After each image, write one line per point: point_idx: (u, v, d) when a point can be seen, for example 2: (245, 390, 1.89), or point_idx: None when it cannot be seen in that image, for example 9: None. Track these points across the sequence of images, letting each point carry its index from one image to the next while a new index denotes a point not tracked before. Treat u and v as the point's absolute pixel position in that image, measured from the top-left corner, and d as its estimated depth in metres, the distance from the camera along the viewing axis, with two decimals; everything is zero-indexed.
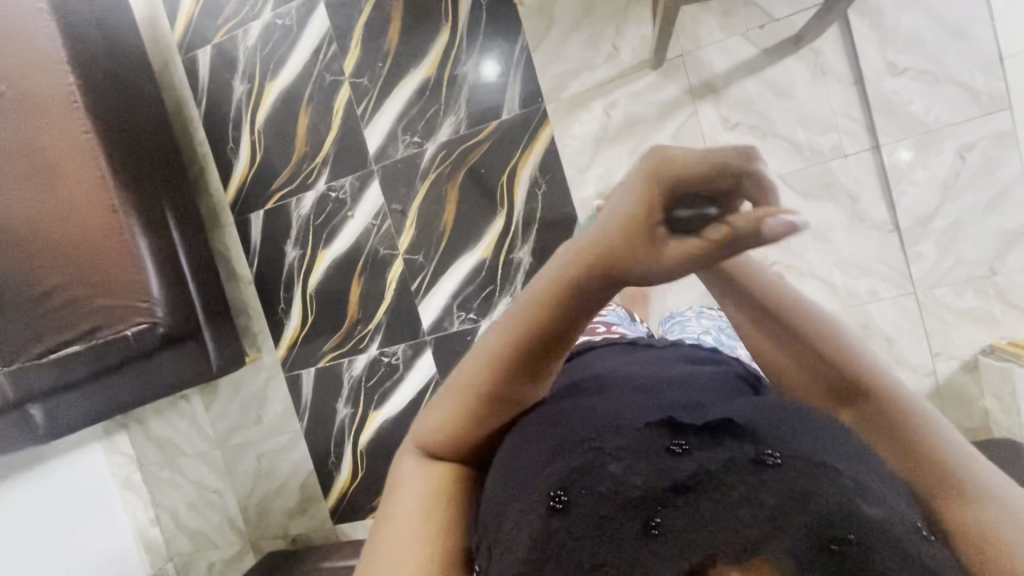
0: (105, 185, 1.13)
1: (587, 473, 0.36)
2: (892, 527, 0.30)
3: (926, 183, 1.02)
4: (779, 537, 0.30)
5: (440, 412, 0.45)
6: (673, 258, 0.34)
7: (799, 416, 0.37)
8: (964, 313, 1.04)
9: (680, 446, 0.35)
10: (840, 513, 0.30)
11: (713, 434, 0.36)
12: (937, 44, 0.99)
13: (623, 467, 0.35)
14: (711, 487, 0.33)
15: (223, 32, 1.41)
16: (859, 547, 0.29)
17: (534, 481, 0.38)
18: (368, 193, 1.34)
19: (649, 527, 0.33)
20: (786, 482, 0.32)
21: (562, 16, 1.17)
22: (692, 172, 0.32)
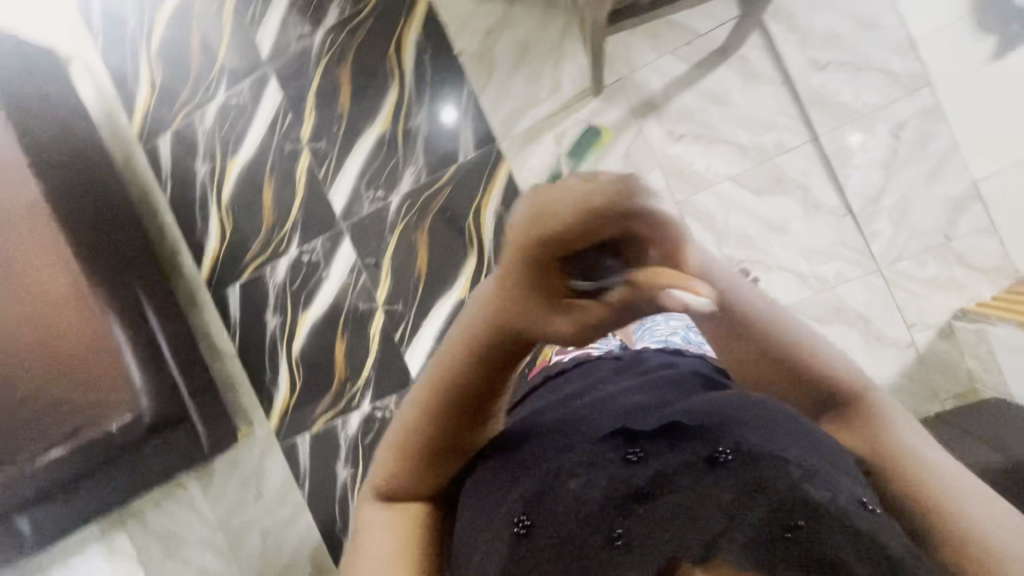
0: (81, 285, 1.16)
1: (550, 491, 0.39)
2: (840, 508, 0.35)
3: (868, 164, 1.07)
4: (733, 531, 0.35)
5: (385, 462, 0.45)
6: (571, 319, 0.31)
7: (742, 409, 0.41)
8: (931, 281, 1.06)
9: (635, 454, 0.39)
10: (790, 503, 0.35)
11: (663, 439, 0.40)
12: (851, 36, 1.06)
13: (584, 481, 0.39)
14: (675, 488, 0.37)
15: (181, 118, 1.45)
16: (807, 529, 0.35)
17: (499, 503, 0.41)
18: (340, 251, 1.36)
19: (615, 538, 0.37)
20: (740, 476, 0.37)
21: (502, 59, 1.23)
22: (576, 226, 0.27)
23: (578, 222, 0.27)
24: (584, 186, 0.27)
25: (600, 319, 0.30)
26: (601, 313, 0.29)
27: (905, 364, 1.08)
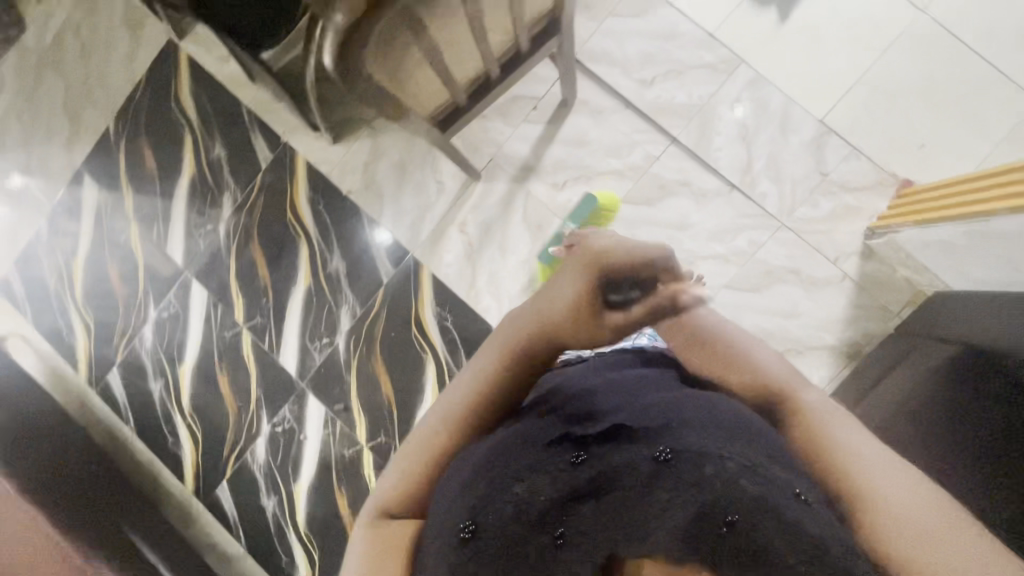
0: (47, 533, 1.03)
1: (491, 497, 0.48)
2: (758, 500, 0.45)
3: (728, 142, 1.17)
4: (666, 518, 0.45)
5: (398, 479, 0.59)
6: (615, 324, 0.54)
7: (667, 408, 0.53)
8: (831, 215, 1.13)
9: (575, 457, 0.50)
10: (722, 498, 0.45)
11: (599, 442, 0.51)
12: (662, 49, 1.19)
13: (528, 483, 0.48)
14: (611, 493, 0.48)
15: (123, 348, 1.49)
16: (736, 521, 0.44)
17: (455, 507, 0.49)
18: (309, 409, 1.37)
19: (556, 538, 0.46)
20: (666, 481, 0.47)
21: (386, 183, 1.33)
22: (632, 262, 0.55)
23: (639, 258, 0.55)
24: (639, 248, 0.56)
25: (635, 319, 0.55)
26: (639, 315, 0.55)
27: (848, 296, 1.12)
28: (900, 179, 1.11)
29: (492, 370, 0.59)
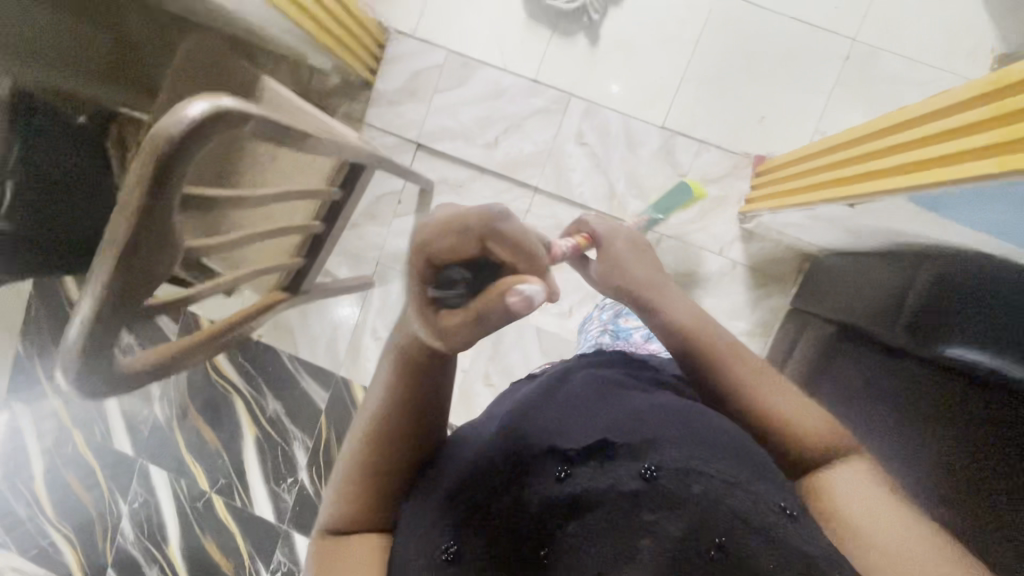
0: None
1: (471, 521, 0.44)
2: (744, 515, 0.42)
3: (586, 174, 1.18)
4: (655, 527, 0.43)
5: (343, 494, 0.48)
6: (441, 328, 0.33)
7: (659, 414, 0.48)
8: (703, 211, 1.15)
9: (562, 473, 0.44)
10: (718, 515, 0.42)
11: (591, 452, 0.45)
12: (494, 108, 1.20)
13: (514, 499, 0.44)
14: (597, 508, 0.43)
15: (109, 549, 1.49)
16: (726, 541, 0.42)
17: (431, 528, 0.44)
18: (300, 548, 1.38)
19: (541, 556, 0.44)
20: (656, 499, 0.43)
21: (292, 315, 1.36)
22: (457, 226, 0.31)
23: (478, 229, 0.31)
24: (493, 209, 0.32)
25: (456, 328, 0.32)
26: (457, 323, 0.32)
27: (744, 281, 1.15)
28: (753, 157, 1.14)
29: (416, 407, 0.46)
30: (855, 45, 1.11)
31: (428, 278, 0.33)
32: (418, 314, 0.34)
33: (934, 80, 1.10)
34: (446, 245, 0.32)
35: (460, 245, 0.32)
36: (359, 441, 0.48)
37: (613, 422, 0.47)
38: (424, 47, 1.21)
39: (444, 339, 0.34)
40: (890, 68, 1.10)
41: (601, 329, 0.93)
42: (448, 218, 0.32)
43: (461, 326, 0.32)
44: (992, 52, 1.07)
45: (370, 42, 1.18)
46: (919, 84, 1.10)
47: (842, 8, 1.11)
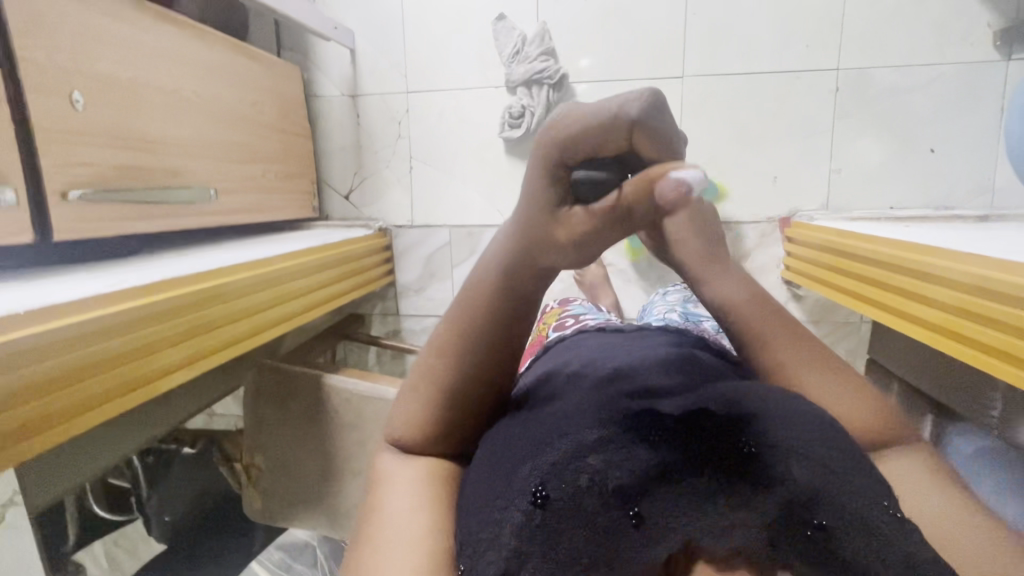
0: None
1: (566, 469, 0.36)
2: (859, 516, 0.34)
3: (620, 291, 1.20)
4: (748, 506, 0.34)
5: (413, 396, 0.48)
6: (570, 233, 0.42)
7: (758, 398, 0.41)
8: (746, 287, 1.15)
9: (657, 434, 0.37)
10: (832, 504, 0.34)
11: (685, 418, 0.38)
12: None
13: (609, 455, 0.36)
14: (698, 476, 0.35)
15: None
16: (824, 534, 0.34)
17: (512, 477, 0.38)
18: None
19: (631, 518, 0.35)
20: (762, 478, 0.35)
21: None
22: (590, 136, 0.37)
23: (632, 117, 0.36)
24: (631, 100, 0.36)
25: (592, 227, 0.41)
26: (599, 218, 0.40)
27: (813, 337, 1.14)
28: (778, 220, 1.13)
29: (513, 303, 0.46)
30: (841, 73, 1.07)
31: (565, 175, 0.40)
32: (537, 223, 0.42)
33: (934, 76, 1.04)
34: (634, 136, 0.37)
35: (597, 138, 0.37)
36: (438, 339, 0.47)
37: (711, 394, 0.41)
38: (427, 231, 1.26)
39: (571, 242, 0.42)
40: (884, 82, 1.06)
41: (671, 310, 0.89)
42: (595, 115, 0.37)
43: (599, 225, 0.41)
44: (986, 29, 1.01)
45: (380, 253, 1.25)
46: (920, 86, 1.05)
47: (815, 42, 1.06)
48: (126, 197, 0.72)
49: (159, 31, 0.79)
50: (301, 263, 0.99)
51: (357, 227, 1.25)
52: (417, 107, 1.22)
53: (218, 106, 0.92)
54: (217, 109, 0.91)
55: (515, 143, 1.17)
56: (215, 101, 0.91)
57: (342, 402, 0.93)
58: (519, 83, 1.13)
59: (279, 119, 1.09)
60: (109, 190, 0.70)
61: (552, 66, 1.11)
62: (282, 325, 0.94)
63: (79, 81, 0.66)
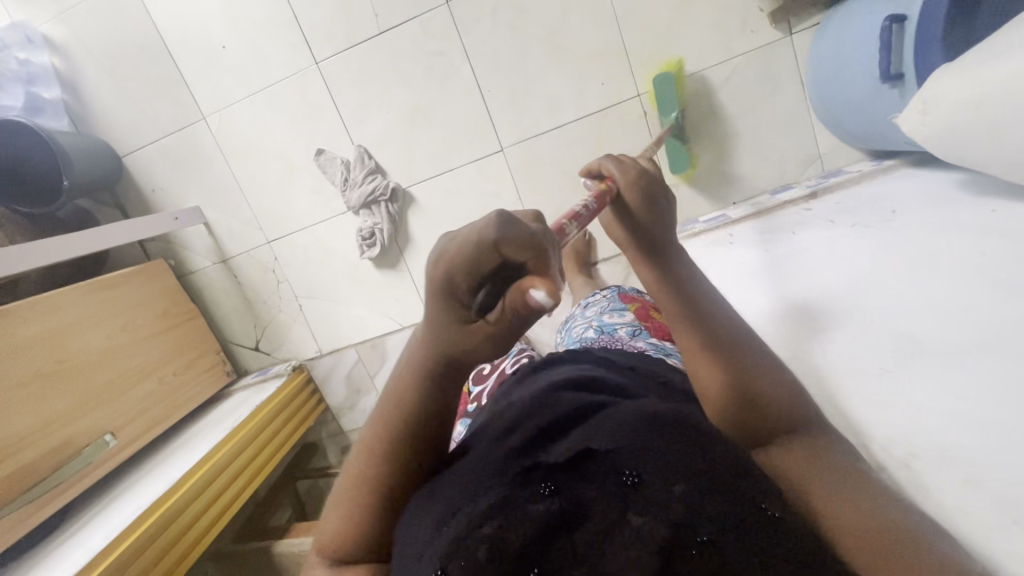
0: None
1: (459, 550, 0.33)
2: (728, 517, 0.33)
3: None
4: (642, 548, 0.32)
5: (337, 502, 0.43)
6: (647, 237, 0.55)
7: (650, 417, 0.38)
8: None
9: (546, 488, 0.35)
10: (738, 518, 0.33)
11: (576, 460, 0.36)
12: None
13: (500, 522, 0.34)
14: (591, 521, 0.33)
15: None
16: (711, 548, 0.32)
17: (417, 562, 0.35)
18: None
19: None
20: (648, 508, 0.33)
21: None
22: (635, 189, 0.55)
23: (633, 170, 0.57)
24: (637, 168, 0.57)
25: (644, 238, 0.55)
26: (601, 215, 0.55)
27: None
28: None
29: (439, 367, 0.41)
30: (643, 97, 1.09)
31: (461, 293, 0.37)
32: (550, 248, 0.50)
33: (730, 71, 1.06)
34: (514, 244, 0.35)
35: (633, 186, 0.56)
36: (367, 434, 0.43)
37: (595, 424, 0.38)
38: (337, 355, 1.33)
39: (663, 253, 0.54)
40: (686, 94, 1.08)
41: (586, 327, 0.92)
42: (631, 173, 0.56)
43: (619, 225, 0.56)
44: (761, 14, 1.02)
45: (304, 390, 1.31)
46: (721, 85, 1.07)
47: (609, 78, 1.08)
48: (19, 501, 0.81)
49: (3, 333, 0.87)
50: (216, 461, 1.00)
51: (273, 377, 1.30)
52: (283, 252, 1.27)
53: (90, 354, 0.99)
54: (91, 357, 0.99)
55: (378, 257, 1.22)
56: (86, 350, 0.99)
57: (295, 565, 1.02)
58: (359, 207, 1.17)
59: (159, 320, 1.16)
60: (17, 495, 0.81)
61: (381, 183, 1.15)
62: (235, 501, 1.02)
63: None
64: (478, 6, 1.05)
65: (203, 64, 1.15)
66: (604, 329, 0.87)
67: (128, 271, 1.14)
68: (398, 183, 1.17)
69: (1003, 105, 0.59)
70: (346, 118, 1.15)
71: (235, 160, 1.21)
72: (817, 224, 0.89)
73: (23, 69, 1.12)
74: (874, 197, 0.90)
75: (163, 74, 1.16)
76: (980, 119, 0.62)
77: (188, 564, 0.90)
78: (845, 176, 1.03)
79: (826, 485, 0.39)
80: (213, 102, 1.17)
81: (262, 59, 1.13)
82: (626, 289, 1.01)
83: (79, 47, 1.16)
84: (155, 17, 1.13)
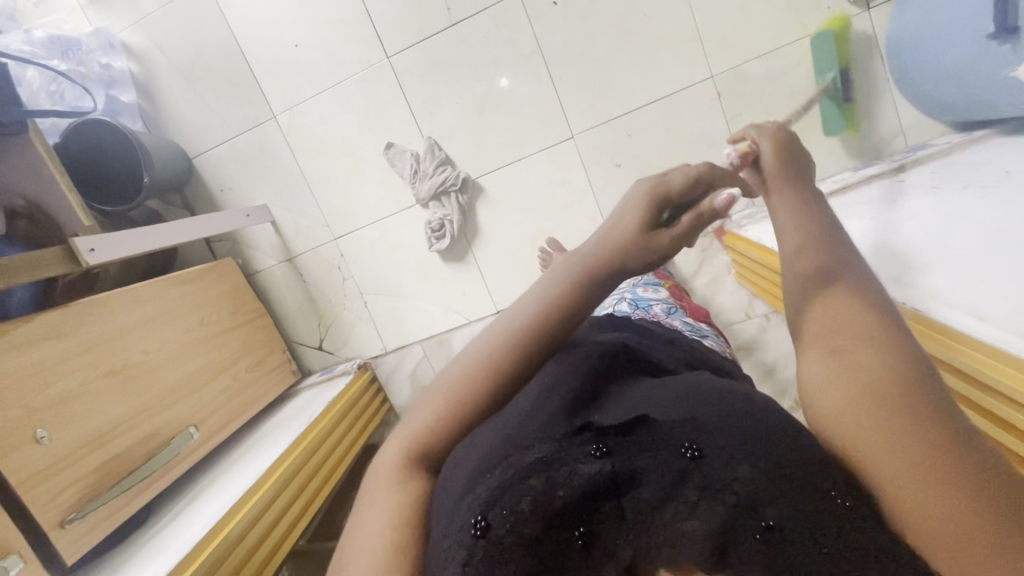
0: None
1: (508, 497, 0.32)
2: (815, 522, 0.29)
3: None
4: (688, 513, 0.31)
5: (430, 404, 0.42)
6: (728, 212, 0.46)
7: (709, 394, 0.36)
8: (710, 302, 1.16)
9: (599, 449, 0.34)
10: (820, 494, 0.29)
11: (630, 426, 0.35)
12: None
13: (549, 477, 0.33)
14: (643, 487, 0.32)
15: None
16: (782, 532, 0.29)
17: (458, 504, 0.34)
18: None
19: (578, 540, 0.32)
20: (704, 483, 0.31)
21: None
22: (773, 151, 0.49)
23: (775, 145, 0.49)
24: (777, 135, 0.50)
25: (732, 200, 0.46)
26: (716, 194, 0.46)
27: None
28: (713, 230, 1.15)
29: (590, 291, 0.42)
30: (716, 80, 1.08)
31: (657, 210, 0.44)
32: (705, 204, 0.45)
33: (804, 51, 1.05)
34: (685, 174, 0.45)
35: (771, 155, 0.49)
36: (500, 343, 0.41)
37: (662, 395, 0.37)
38: (402, 351, 1.31)
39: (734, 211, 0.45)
40: (761, 73, 1.07)
41: (620, 298, 0.87)
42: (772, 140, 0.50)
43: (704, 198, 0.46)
44: None
45: (369, 388, 1.29)
46: (796, 64, 1.06)
47: (680, 62, 1.08)
48: (112, 492, 0.79)
49: (95, 321, 0.87)
50: (301, 450, 1.00)
51: (339, 375, 1.28)
52: (349, 249, 1.26)
53: (172, 346, 0.99)
54: (174, 349, 0.99)
55: (447, 250, 1.21)
56: (168, 344, 0.98)
57: None
58: (428, 199, 1.17)
59: (231, 317, 1.16)
60: (104, 489, 0.79)
61: (451, 174, 1.15)
62: (314, 498, 1.00)
63: (39, 420, 0.73)
64: None
65: (274, 64, 1.17)
66: (645, 301, 0.82)
67: (203, 268, 1.14)
68: (467, 174, 1.17)
69: None
70: (416, 111, 1.15)
71: (304, 158, 1.22)
72: (919, 191, 0.86)
73: (105, 72, 1.15)
74: (975, 163, 0.87)
75: (235, 76, 1.19)
76: None
77: (276, 562, 0.87)
78: (933, 148, 1.00)
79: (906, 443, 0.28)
80: (284, 100, 1.19)
81: (333, 56, 1.15)
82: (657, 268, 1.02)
83: (155, 53, 1.19)
84: (231, 20, 1.15)
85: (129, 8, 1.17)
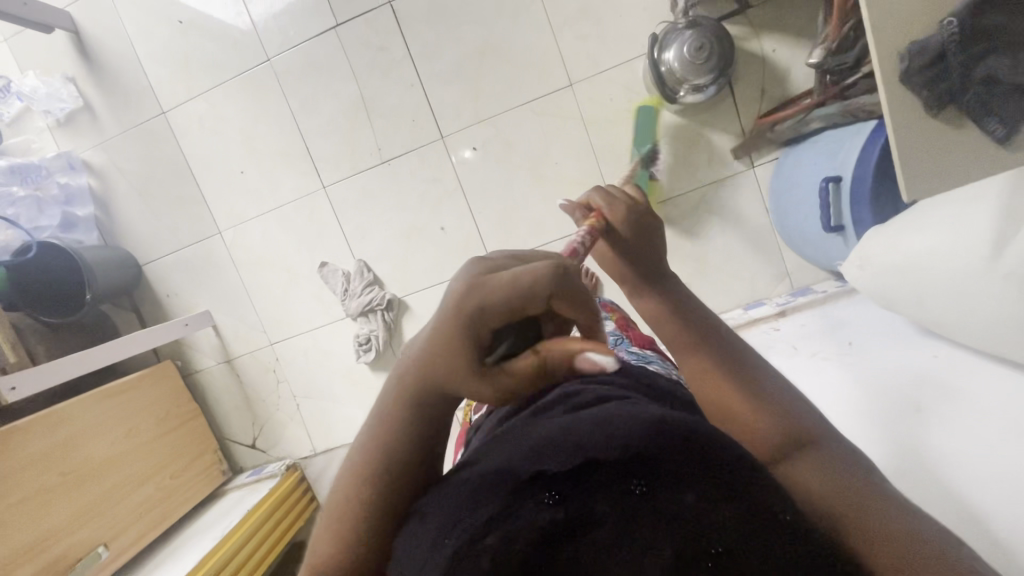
0: None
1: (461, 565, 0.27)
2: (775, 526, 0.27)
3: None
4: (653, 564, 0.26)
5: (338, 504, 0.37)
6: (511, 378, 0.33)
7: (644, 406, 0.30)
8: None
9: (549, 496, 0.27)
10: (770, 501, 0.28)
11: (575, 462, 0.28)
12: None
13: (500, 536, 0.27)
14: (599, 531, 0.27)
15: None
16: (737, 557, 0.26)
17: None
18: None
19: None
20: (665, 516, 0.26)
21: None
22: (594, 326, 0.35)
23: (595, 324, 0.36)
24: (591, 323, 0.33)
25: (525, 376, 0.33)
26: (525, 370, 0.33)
27: None
28: None
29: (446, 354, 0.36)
30: None
31: (483, 341, 0.34)
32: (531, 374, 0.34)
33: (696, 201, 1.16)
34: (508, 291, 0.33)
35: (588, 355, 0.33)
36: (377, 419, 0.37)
37: (597, 411, 0.31)
38: (330, 454, 1.35)
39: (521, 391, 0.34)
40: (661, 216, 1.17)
41: None
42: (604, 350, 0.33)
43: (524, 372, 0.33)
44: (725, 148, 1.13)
45: (297, 489, 1.32)
46: (692, 210, 1.16)
47: None
48: None
49: (17, 448, 0.92)
50: (211, 565, 1.03)
51: (267, 477, 1.33)
52: (284, 354, 1.33)
53: (94, 462, 1.04)
54: (95, 466, 1.04)
55: (374, 361, 1.28)
56: (91, 461, 1.03)
57: None
58: (357, 314, 1.25)
59: (162, 423, 1.22)
60: None
61: (378, 295, 1.23)
62: None
63: None
64: (470, 140, 1.18)
65: (221, 185, 1.27)
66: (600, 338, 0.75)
67: (141, 374, 1.21)
68: (393, 294, 1.25)
69: (918, 277, 0.66)
70: (349, 235, 1.25)
71: (245, 271, 1.30)
72: (781, 350, 0.95)
73: (63, 192, 1.25)
74: (832, 323, 0.94)
75: (186, 194, 1.29)
76: (906, 281, 0.68)
77: None
78: (812, 295, 1.08)
79: (835, 492, 0.36)
80: (229, 218, 1.29)
81: (275, 183, 1.25)
82: (610, 302, 0.91)
83: (113, 171, 1.30)
84: (184, 147, 1.26)
85: (93, 131, 1.28)
